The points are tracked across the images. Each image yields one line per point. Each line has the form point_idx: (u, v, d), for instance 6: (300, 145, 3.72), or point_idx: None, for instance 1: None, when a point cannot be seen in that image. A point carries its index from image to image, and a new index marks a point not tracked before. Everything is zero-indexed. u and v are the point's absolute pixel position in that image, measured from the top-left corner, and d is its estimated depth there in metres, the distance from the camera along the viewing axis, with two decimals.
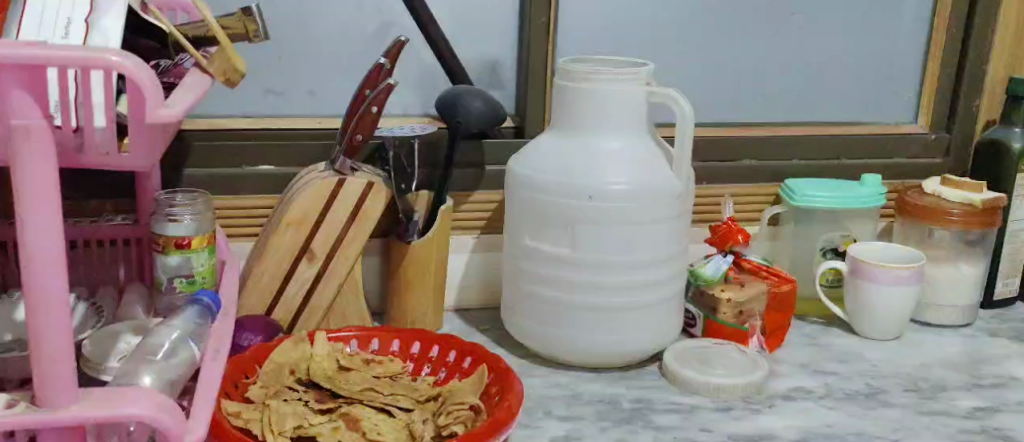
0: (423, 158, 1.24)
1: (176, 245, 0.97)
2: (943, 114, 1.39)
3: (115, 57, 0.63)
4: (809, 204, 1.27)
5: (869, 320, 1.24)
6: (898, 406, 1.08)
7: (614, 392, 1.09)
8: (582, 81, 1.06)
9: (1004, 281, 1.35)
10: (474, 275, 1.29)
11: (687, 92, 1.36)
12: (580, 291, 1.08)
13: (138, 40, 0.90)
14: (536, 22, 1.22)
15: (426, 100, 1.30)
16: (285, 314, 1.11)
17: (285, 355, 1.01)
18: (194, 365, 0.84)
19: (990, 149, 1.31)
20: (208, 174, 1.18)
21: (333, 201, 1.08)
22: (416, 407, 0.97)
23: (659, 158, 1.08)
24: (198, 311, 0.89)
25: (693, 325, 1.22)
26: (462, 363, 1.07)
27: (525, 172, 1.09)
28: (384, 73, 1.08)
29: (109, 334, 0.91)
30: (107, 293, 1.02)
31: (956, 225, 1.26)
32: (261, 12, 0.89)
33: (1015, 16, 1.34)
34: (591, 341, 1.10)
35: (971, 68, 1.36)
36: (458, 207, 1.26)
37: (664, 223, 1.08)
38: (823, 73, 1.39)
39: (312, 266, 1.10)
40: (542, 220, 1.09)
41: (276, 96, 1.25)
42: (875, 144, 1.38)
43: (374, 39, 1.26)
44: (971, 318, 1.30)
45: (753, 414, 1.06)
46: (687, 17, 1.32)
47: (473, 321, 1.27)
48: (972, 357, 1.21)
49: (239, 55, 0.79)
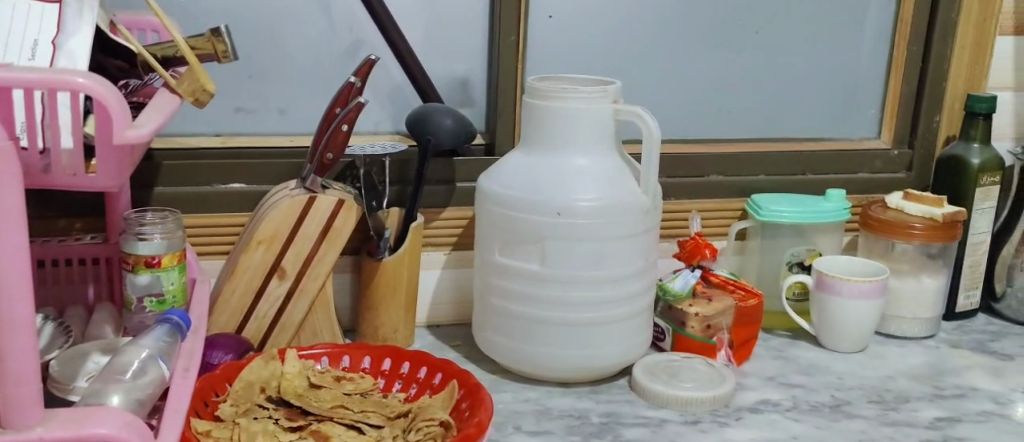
0: (393, 175, 1.25)
1: (146, 264, 0.97)
2: (905, 131, 1.42)
3: (79, 78, 0.66)
4: (774, 218, 1.30)
5: (834, 333, 1.26)
6: (861, 417, 1.10)
7: (583, 407, 1.10)
8: (548, 99, 1.08)
9: (965, 294, 1.37)
10: (446, 292, 1.29)
11: (655, 109, 1.38)
12: (549, 306, 1.09)
13: (106, 59, 0.91)
14: (505, 40, 1.24)
15: (398, 118, 1.31)
16: (256, 332, 1.12)
17: (255, 373, 1.01)
18: (164, 384, 0.85)
19: (951, 164, 1.34)
20: (177, 192, 1.18)
21: (304, 218, 1.08)
22: (386, 424, 0.98)
23: (626, 174, 1.09)
24: (166, 330, 0.90)
25: (662, 339, 1.24)
26: (433, 379, 1.08)
27: (494, 189, 1.11)
28: (354, 91, 1.09)
29: (76, 354, 0.91)
30: (76, 313, 1.02)
31: (918, 239, 1.28)
32: (230, 32, 0.91)
33: (971, 37, 1.37)
34: (559, 356, 1.11)
35: (931, 86, 1.39)
36: (429, 224, 1.27)
37: (631, 238, 1.09)
38: (788, 90, 1.41)
39: (283, 284, 1.10)
40: (511, 237, 1.10)
41: (247, 114, 1.25)
42: (840, 159, 1.41)
43: (345, 57, 1.27)
44: (934, 330, 1.32)
45: (720, 426, 1.07)
46: (653, 34, 1.34)
47: (445, 337, 1.28)
48: (934, 369, 1.23)
49: (208, 76, 0.83)
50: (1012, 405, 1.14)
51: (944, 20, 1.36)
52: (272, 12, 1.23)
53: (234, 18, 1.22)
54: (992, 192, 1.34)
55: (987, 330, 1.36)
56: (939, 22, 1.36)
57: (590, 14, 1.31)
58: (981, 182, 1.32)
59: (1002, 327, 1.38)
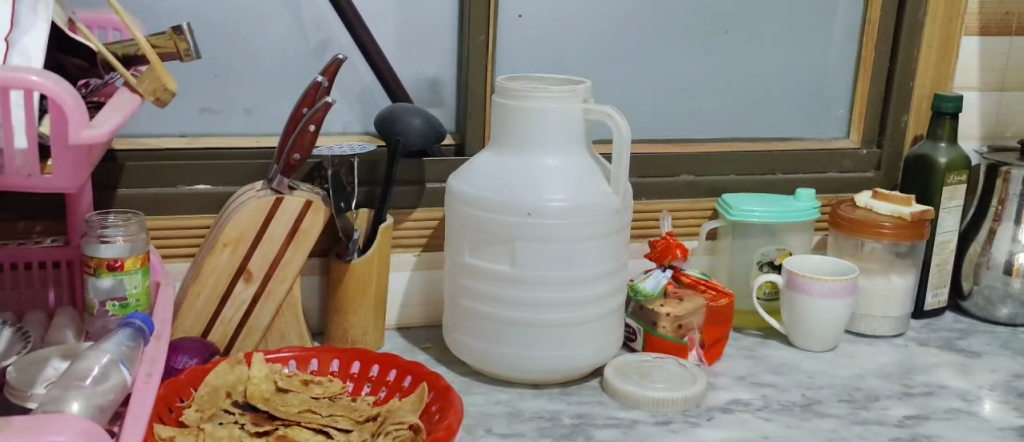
0: (362, 176, 1.23)
1: (108, 267, 0.95)
2: (874, 130, 1.43)
3: (32, 76, 0.71)
4: (745, 217, 1.30)
5: (804, 332, 1.26)
6: (832, 416, 1.10)
7: (555, 408, 1.10)
8: (518, 99, 1.07)
9: (934, 293, 1.38)
10: (416, 293, 1.28)
11: (625, 108, 1.37)
12: (520, 308, 1.08)
13: (66, 58, 0.89)
14: (474, 39, 1.23)
15: (367, 118, 1.29)
16: (222, 335, 1.10)
17: (221, 378, 1.00)
18: (125, 390, 0.84)
19: (918, 163, 1.35)
20: (141, 194, 1.15)
21: (270, 219, 1.07)
22: (354, 428, 0.96)
23: (596, 174, 1.09)
24: (129, 335, 0.88)
25: (634, 339, 1.23)
26: (402, 382, 1.07)
27: (463, 189, 1.10)
28: (321, 91, 1.07)
29: (36, 360, 0.89)
30: (35, 318, 1.00)
31: (886, 238, 1.29)
32: (192, 30, 0.90)
33: (938, 38, 1.38)
34: (531, 358, 1.10)
35: (899, 86, 1.39)
36: (398, 225, 1.25)
37: (602, 238, 1.09)
38: (757, 91, 1.41)
39: (249, 287, 1.09)
40: (481, 237, 1.09)
41: (212, 114, 1.23)
42: (808, 158, 1.41)
43: (312, 56, 1.26)
44: (903, 328, 1.33)
45: (691, 427, 1.07)
46: (623, 34, 1.34)
47: (416, 339, 1.26)
48: (904, 367, 1.24)
49: (169, 74, 0.83)
50: (979, 403, 1.15)
51: (911, 20, 1.37)
52: (238, 11, 1.21)
53: (200, 17, 1.21)
54: (960, 190, 1.34)
55: (955, 328, 1.37)
56: (906, 23, 1.37)
57: (560, 15, 1.30)
58: (948, 181, 1.33)
59: (969, 325, 1.39)
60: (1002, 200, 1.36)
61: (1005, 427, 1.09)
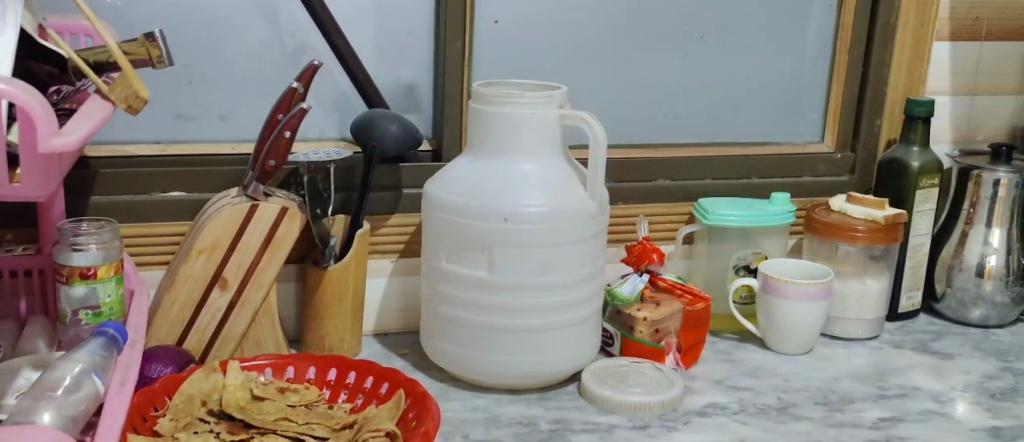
0: (338, 182, 1.23)
1: (81, 275, 0.94)
2: (848, 134, 1.44)
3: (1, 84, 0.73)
4: (720, 222, 1.30)
5: (781, 335, 1.26)
6: (807, 419, 1.11)
7: (533, 414, 1.10)
8: (493, 105, 1.08)
9: (908, 296, 1.39)
10: (393, 299, 1.28)
11: (601, 112, 1.38)
12: (497, 313, 1.08)
13: (35, 65, 0.89)
14: (451, 46, 1.23)
15: (344, 124, 1.29)
16: (197, 343, 1.09)
17: (196, 386, 0.99)
18: (98, 400, 0.84)
19: (892, 167, 1.36)
20: (115, 201, 1.15)
21: (245, 226, 1.06)
22: (331, 436, 0.96)
23: (572, 178, 1.09)
24: (102, 344, 0.87)
25: (611, 344, 1.23)
26: (379, 389, 1.06)
27: (439, 195, 1.09)
28: (297, 97, 1.06)
29: (5, 369, 0.88)
30: (6, 327, 0.99)
31: (862, 241, 1.29)
32: (165, 36, 0.89)
33: (909, 43, 1.39)
34: (508, 363, 1.10)
35: (872, 91, 1.41)
36: (376, 231, 1.25)
37: (579, 243, 1.09)
38: (733, 95, 1.42)
39: (224, 295, 1.08)
40: (458, 243, 1.09)
41: (188, 120, 1.22)
42: (783, 163, 1.42)
43: (288, 61, 1.25)
44: (878, 331, 1.34)
45: (669, 431, 1.07)
46: (599, 39, 1.34)
47: (393, 345, 1.26)
48: (879, 369, 1.25)
49: (140, 81, 0.82)
50: (952, 404, 1.16)
51: (883, 25, 1.38)
52: (212, 18, 1.21)
53: (173, 24, 1.20)
54: (933, 193, 1.35)
55: (928, 330, 1.38)
56: (878, 28, 1.38)
57: (535, 20, 1.31)
58: (921, 185, 1.34)
59: (943, 326, 1.40)
60: (973, 203, 1.38)
61: (977, 428, 1.10)
